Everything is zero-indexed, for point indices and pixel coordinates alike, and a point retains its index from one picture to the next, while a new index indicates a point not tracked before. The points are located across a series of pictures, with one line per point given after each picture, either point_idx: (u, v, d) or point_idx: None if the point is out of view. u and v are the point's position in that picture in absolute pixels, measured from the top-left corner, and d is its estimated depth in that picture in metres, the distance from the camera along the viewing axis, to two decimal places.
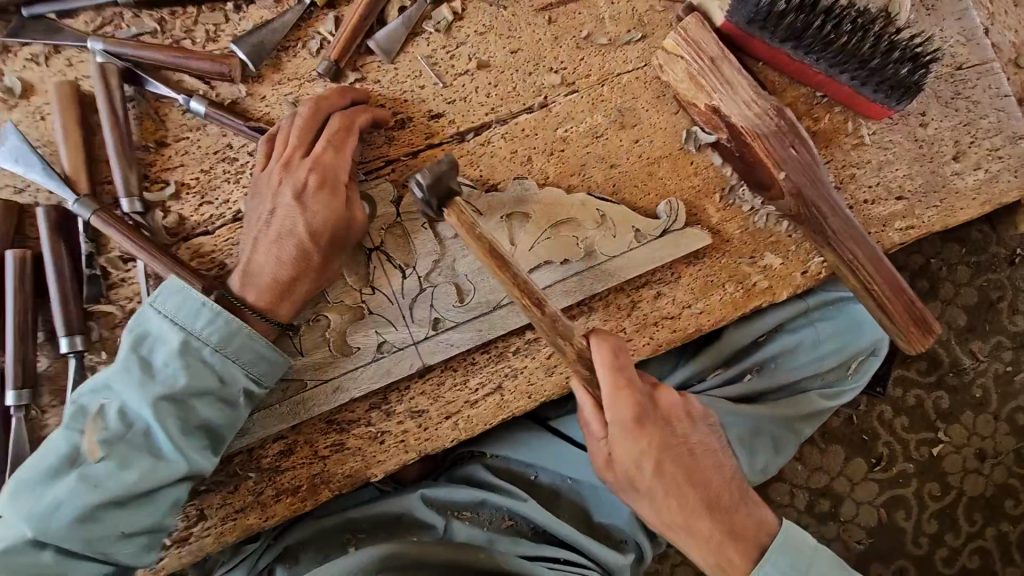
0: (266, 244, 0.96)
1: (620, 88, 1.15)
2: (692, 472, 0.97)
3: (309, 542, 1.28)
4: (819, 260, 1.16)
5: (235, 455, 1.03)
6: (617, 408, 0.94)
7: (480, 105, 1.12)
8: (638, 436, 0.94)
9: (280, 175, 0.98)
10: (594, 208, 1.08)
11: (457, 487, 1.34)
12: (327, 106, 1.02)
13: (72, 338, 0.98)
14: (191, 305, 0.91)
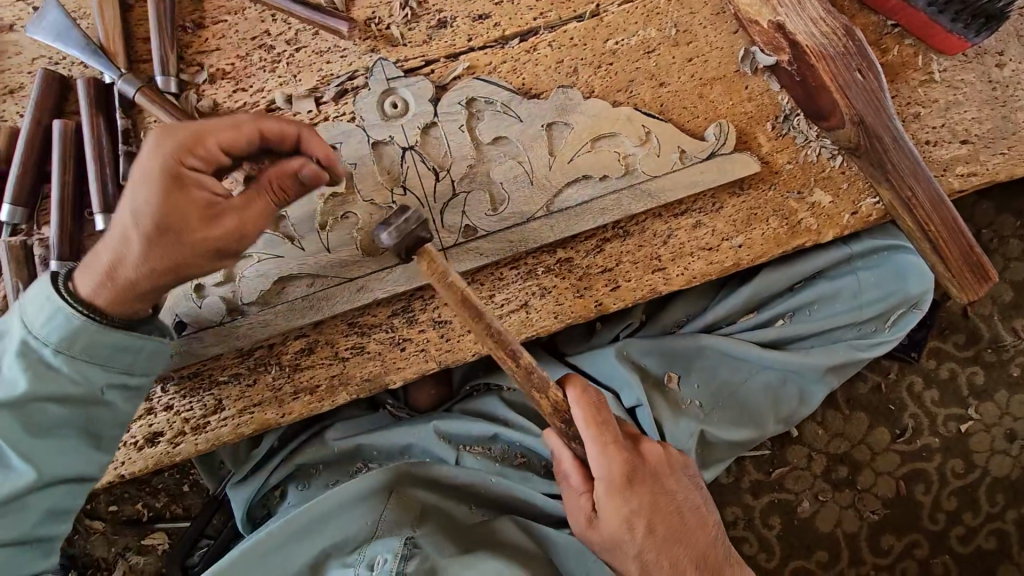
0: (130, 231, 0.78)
1: (676, 1, 1.08)
2: (682, 531, 0.85)
3: (321, 462, 1.27)
4: (874, 202, 1.09)
5: (256, 349, 1.02)
6: (605, 466, 0.81)
7: (527, 9, 1.07)
8: (625, 505, 0.81)
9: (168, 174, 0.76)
10: (640, 124, 1.03)
11: (471, 420, 1.27)
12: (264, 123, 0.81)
13: (107, 217, 0.96)
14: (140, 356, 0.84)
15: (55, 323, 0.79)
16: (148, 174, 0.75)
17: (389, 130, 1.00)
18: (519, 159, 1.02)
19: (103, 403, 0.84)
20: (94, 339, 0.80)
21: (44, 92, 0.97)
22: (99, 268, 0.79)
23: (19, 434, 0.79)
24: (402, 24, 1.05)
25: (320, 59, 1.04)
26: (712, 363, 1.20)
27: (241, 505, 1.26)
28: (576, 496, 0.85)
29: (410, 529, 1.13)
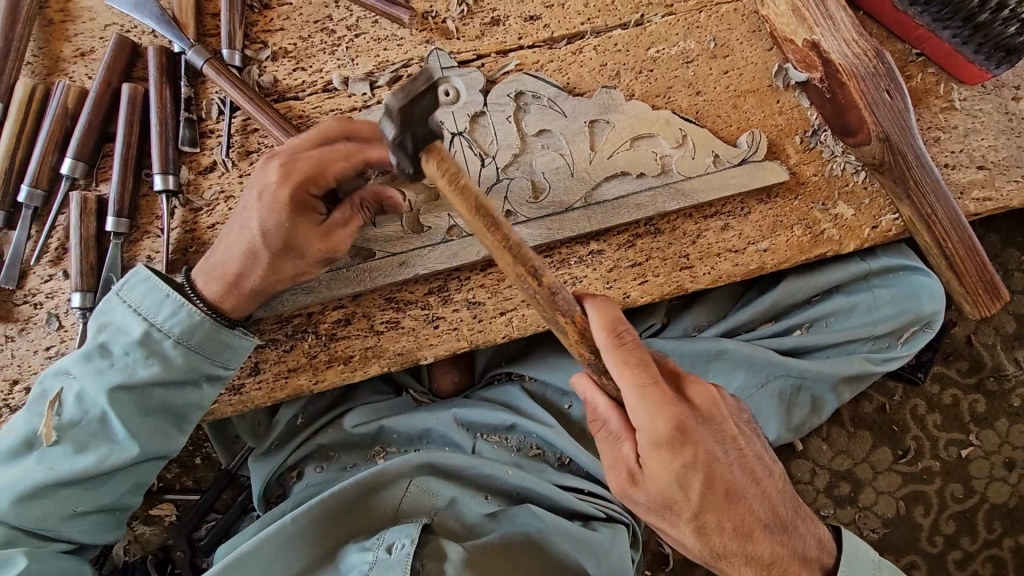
0: (229, 241, 0.95)
1: (716, 17, 1.15)
2: (739, 489, 0.87)
3: (340, 445, 1.25)
4: (894, 217, 1.14)
5: (296, 316, 1.05)
6: (647, 418, 0.81)
7: (576, 13, 1.13)
8: (667, 459, 0.82)
9: (259, 186, 0.92)
10: (677, 128, 1.08)
11: (490, 408, 1.25)
12: (338, 127, 0.95)
13: (165, 177, 1.01)
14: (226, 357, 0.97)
15: (178, 319, 0.94)
16: (266, 193, 0.91)
17: (440, 116, 1.05)
18: (561, 152, 1.06)
19: (195, 387, 0.97)
20: (208, 334, 0.95)
21: (116, 56, 1.02)
22: (211, 274, 0.96)
23: (133, 412, 0.93)
24: (457, 20, 1.11)
25: (377, 46, 1.09)
26: (730, 368, 1.23)
27: (258, 483, 1.24)
28: (621, 442, 0.87)
29: (428, 518, 1.15)
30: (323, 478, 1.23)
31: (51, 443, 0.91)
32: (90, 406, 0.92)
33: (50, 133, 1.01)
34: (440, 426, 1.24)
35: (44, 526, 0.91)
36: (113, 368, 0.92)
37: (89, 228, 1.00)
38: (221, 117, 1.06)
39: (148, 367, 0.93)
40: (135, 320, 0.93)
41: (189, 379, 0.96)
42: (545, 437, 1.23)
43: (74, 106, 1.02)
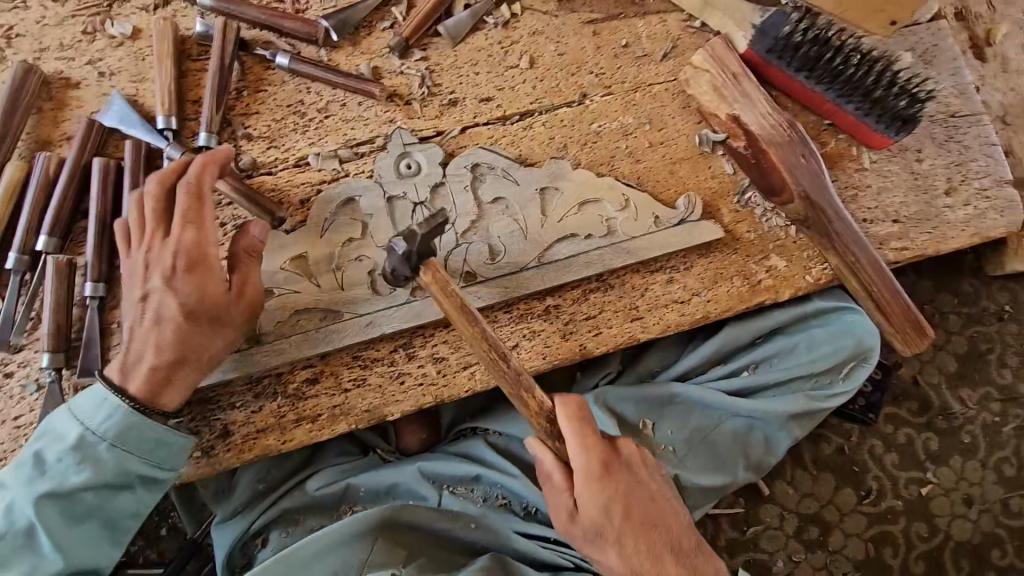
0: (144, 332, 0.98)
1: (650, 96, 1.29)
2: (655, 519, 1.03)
3: (305, 507, 1.24)
4: (823, 267, 1.26)
5: (264, 378, 1.09)
6: (583, 458, 0.98)
7: (525, 94, 1.26)
8: (601, 492, 0.98)
9: (146, 262, 0.99)
10: (620, 192, 1.19)
11: (455, 460, 1.28)
12: (169, 179, 1.02)
13: (95, 285, 1.06)
14: (162, 448, 0.99)
15: (111, 421, 0.97)
16: (185, 266, 0.98)
17: (403, 187, 1.15)
18: (515, 218, 1.16)
19: (123, 495, 1.00)
20: (137, 434, 0.98)
21: (87, 137, 1.10)
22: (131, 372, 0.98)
23: (59, 518, 0.96)
24: (419, 102, 1.23)
25: (345, 126, 1.20)
26: (685, 411, 1.30)
27: (222, 552, 1.21)
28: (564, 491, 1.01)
29: (399, 568, 1.12)
30: (289, 544, 1.21)
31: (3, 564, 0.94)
32: (17, 517, 0.95)
33: (33, 207, 1.07)
34: (406, 481, 1.26)
35: None
36: (44, 476, 0.95)
37: (62, 291, 1.04)
38: None
39: (80, 472, 0.96)
40: (68, 462, 0.96)
41: (114, 489, 0.99)
42: (509, 486, 1.26)
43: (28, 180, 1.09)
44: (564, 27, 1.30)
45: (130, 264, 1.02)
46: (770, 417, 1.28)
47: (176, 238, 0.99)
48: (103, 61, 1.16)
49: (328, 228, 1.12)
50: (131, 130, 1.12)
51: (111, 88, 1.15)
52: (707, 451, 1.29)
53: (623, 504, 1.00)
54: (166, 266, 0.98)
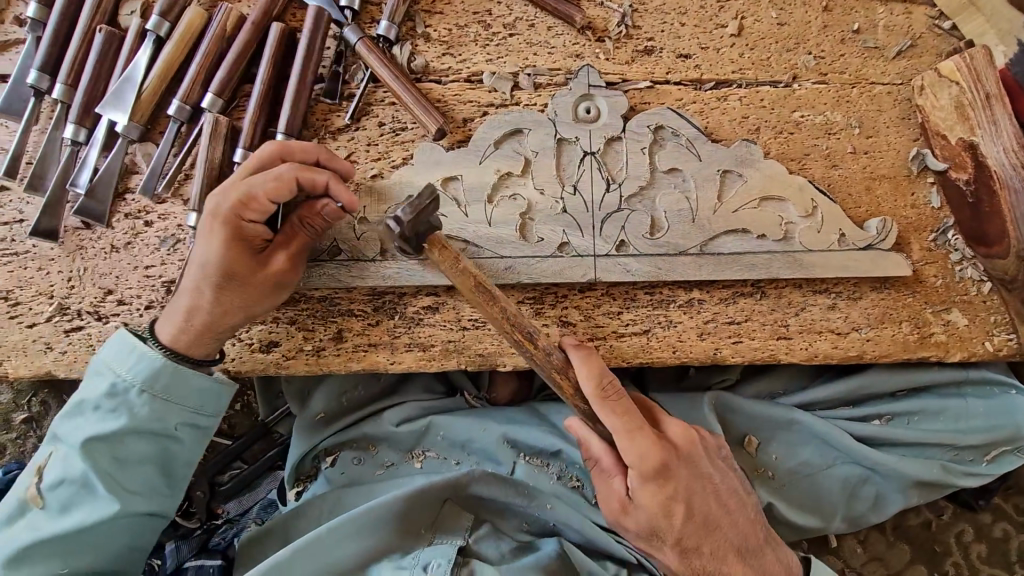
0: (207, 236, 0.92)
1: (869, 96, 1.12)
2: (716, 518, 0.97)
3: (380, 439, 1.22)
4: (1008, 337, 1.10)
5: (389, 293, 1.05)
6: (636, 455, 0.90)
7: (729, 61, 1.12)
8: (653, 492, 0.91)
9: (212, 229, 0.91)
10: (810, 197, 1.06)
11: (539, 429, 1.19)
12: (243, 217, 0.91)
13: (246, 153, 1.02)
14: (122, 349, 0.95)
15: (141, 368, 0.94)
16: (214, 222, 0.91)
17: (577, 131, 1.05)
18: (687, 196, 1.05)
19: (187, 433, 0.98)
20: (171, 379, 0.95)
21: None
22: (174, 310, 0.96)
23: (108, 460, 0.94)
24: (612, 41, 1.11)
25: (528, 49, 1.09)
26: (799, 442, 1.19)
27: (294, 455, 1.23)
28: (611, 478, 0.95)
29: (466, 537, 1.12)
30: (362, 469, 1.21)
31: (38, 506, 0.94)
32: (70, 466, 0.93)
33: (203, 57, 1.02)
34: (486, 440, 1.20)
35: (113, 467, 0.94)
36: (93, 419, 0.94)
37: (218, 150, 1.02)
38: (361, 85, 1.07)
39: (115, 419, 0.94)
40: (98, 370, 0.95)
41: (214, 393, 0.98)
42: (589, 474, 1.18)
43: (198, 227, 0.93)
44: None
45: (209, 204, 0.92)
46: (894, 476, 1.16)
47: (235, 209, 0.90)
48: None
49: (488, 157, 1.04)
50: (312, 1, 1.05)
51: None
52: (813, 488, 1.19)
53: (672, 499, 0.92)
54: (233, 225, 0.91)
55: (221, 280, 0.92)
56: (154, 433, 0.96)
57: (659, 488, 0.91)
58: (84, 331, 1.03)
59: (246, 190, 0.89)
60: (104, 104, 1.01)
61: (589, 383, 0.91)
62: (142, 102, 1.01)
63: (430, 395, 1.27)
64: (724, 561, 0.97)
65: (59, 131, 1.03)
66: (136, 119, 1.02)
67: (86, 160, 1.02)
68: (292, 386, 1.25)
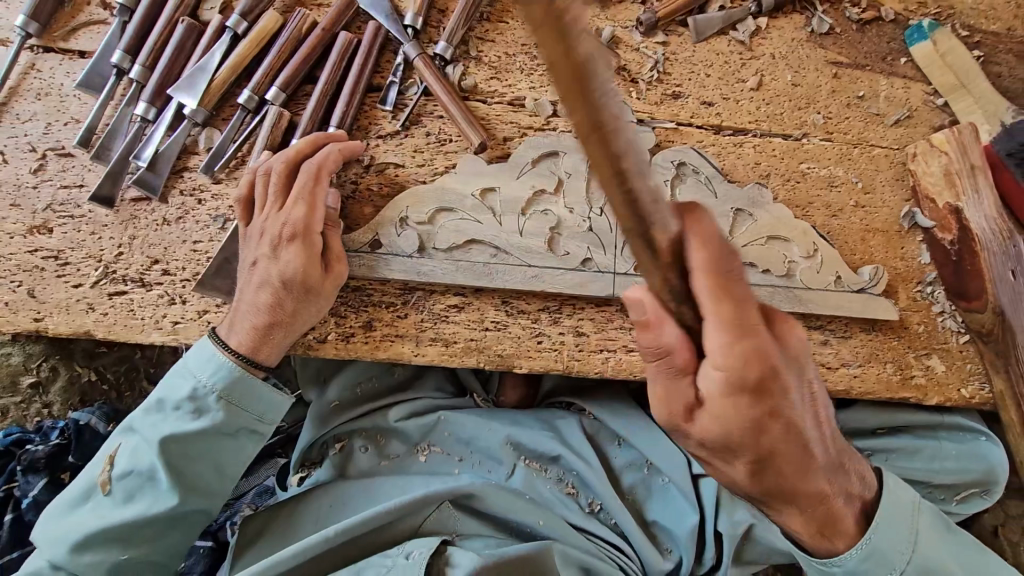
0: (270, 255, 1.01)
1: (868, 156, 1.25)
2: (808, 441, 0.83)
3: (389, 431, 1.28)
4: (980, 387, 1.20)
5: (417, 290, 1.12)
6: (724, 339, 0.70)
7: (747, 112, 1.24)
8: (742, 403, 0.75)
9: (270, 245, 1.01)
10: (812, 241, 1.16)
11: (542, 433, 1.25)
12: (296, 216, 1.00)
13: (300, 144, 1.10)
14: (203, 354, 1.02)
15: (220, 375, 1.01)
16: (289, 226, 1.00)
17: None
18: None
19: (247, 437, 1.05)
20: (246, 387, 1.03)
21: (341, 9, 1.15)
22: (233, 327, 1.03)
23: (177, 458, 1.00)
24: (644, 83, 1.22)
25: None
26: None
27: (304, 439, 1.28)
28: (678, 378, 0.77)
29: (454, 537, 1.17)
30: (368, 456, 1.26)
31: (105, 493, 1.01)
32: (141, 459, 1.00)
33: (275, 58, 1.12)
34: (490, 440, 1.25)
35: (185, 465, 1.01)
36: (169, 420, 1.01)
37: (275, 140, 1.10)
38: (414, 97, 1.16)
39: (192, 420, 1.01)
40: (182, 374, 1.03)
41: (276, 401, 1.06)
42: (585, 479, 1.23)
43: (276, 237, 1.01)
44: (806, 60, 1.26)
45: (268, 220, 1.02)
46: None
47: (296, 212, 1.01)
48: None
49: (525, 173, 1.13)
50: (377, 16, 1.15)
51: None
52: None
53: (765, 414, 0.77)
54: (278, 234, 1.01)
55: (297, 288, 1.00)
56: (224, 438, 1.03)
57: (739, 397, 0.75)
58: (127, 296, 1.08)
59: (317, 192, 1.02)
60: (175, 88, 1.08)
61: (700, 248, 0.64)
62: (212, 90, 1.09)
63: (441, 394, 1.33)
64: (805, 478, 0.86)
65: (130, 108, 1.11)
66: (203, 104, 1.09)
67: (151, 136, 1.09)
68: (311, 370, 1.31)
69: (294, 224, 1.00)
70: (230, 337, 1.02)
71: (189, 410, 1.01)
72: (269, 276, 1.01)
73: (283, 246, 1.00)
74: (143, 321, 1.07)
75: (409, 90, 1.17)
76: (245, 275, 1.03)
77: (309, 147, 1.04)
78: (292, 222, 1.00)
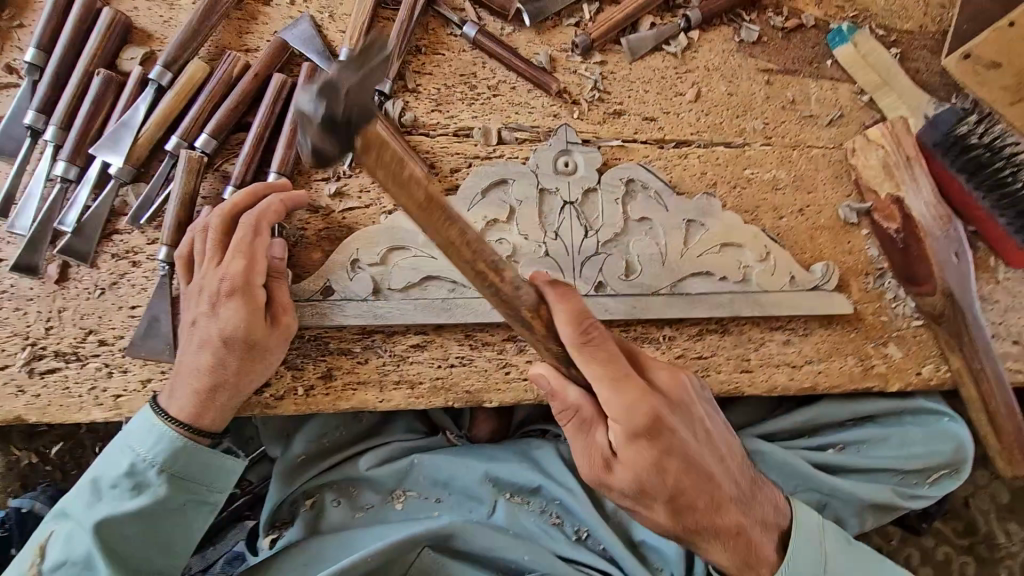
0: (209, 314, 0.96)
1: (807, 157, 1.29)
2: (709, 473, 0.92)
3: (360, 481, 1.22)
4: (938, 369, 1.23)
5: (375, 333, 1.08)
6: (610, 394, 0.83)
7: (688, 124, 1.26)
8: (643, 447, 0.85)
9: (208, 304, 0.96)
10: (763, 244, 1.18)
11: (519, 464, 1.23)
12: (234, 272, 0.96)
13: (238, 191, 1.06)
14: (142, 425, 0.95)
15: (160, 447, 0.95)
16: (227, 284, 0.95)
17: (557, 182, 1.14)
18: (657, 241, 1.15)
19: (195, 511, 0.98)
20: (190, 458, 0.96)
21: (273, 51, 1.12)
22: (173, 393, 0.96)
23: (117, 541, 0.93)
24: (586, 103, 1.23)
25: (510, 108, 1.20)
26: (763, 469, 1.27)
27: (270, 501, 1.20)
28: (594, 429, 0.87)
29: None
30: (340, 511, 1.20)
31: None
32: (75, 545, 0.92)
33: (204, 105, 1.07)
34: (467, 478, 1.21)
35: (125, 549, 0.94)
36: (107, 499, 0.94)
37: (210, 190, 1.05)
38: None
39: (132, 498, 0.94)
40: (119, 448, 0.96)
41: (225, 470, 1.00)
42: (567, 506, 1.21)
43: (213, 294, 0.96)
44: (738, 69, 1.30)
45: (204, 277, 0.97)
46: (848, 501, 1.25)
47: (233, 268, 0.96)
48: None
49: (475, 204, 1.12)
50: (309, 55, 1.13)
51: (304, 12, 1.15)
52: None
53: (663, 454, 0.86)
54: (215, 292, 0.96)
55: (239, 347, 0.95)
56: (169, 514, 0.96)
57: (642, 445, 0.85)
58: (61, 373, 1.00)
59: (254, 247, 0.97)
60: (98, 147, 1.03)
61: (568, 328, 0.81)
62: (137, 148, 1.04)
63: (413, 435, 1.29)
64: (716, 511, 0.94)
65: (51, 172, 1.05)
66: (130, 162, 1.04)
67: (76, 199, 1.03)
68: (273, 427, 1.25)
69: (231, 279, 0.95)
70: (170, 403, 0.96)
71: (128, 487, 0.94)
72: (208, 334, 0.96)
73: (222, 303, 0.96)
74: (82, 398, 1.00)
75: None
76: (184, 335, 0.98)
77: (244, 199, 1.00)
78: (230, 279, 0.95)
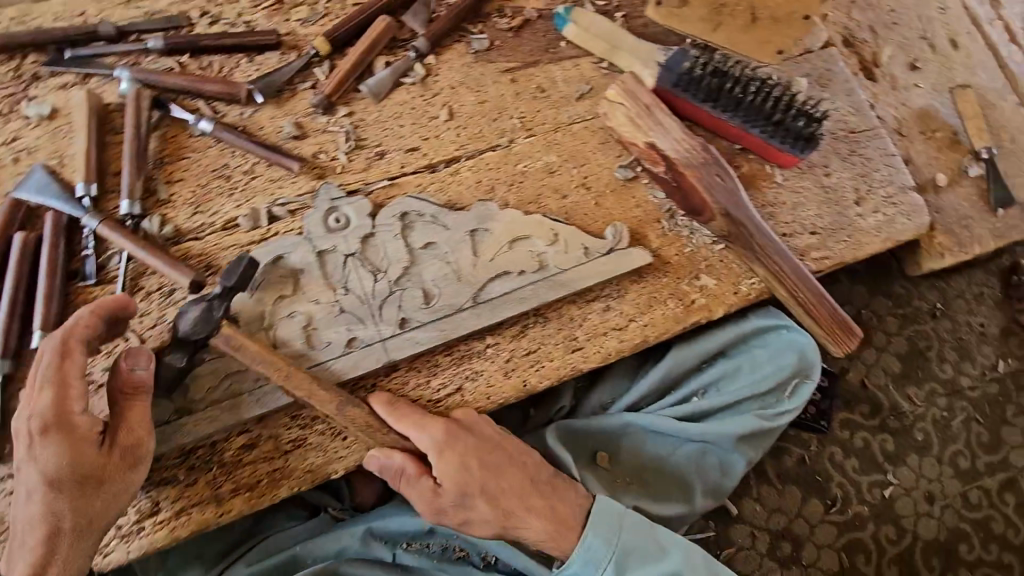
0: (32, 457, 0.91)
1: (570, 134, 1.35)
2: (507, 461, 1.09)
3: None
4: (752, 282, 1.30)
5: (198, 449, 1.05)
6: (417, 432, 1.05)
7: (450, 142, 1.31)
8: (450, 460, 1.04)
9: (28, 448, 0.91)
10: (549, 228, 1.23)
11: (406, 513, 1.21)
12: (49, 405, 0.91)
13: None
14: None
15: None
16: (43, 420, 0.91)
17: (332, 241, 1.15)
18: (448, 261, 1.18)
19: None
20: None
21: (11, 212, 1.11)
22: (14, 555, 0.91)
23: None
24: (345, 156, 1.25)
25: (273, 186, 1.21)
26: (639, 440, 1.32)
27: None
28: (416, 476, 1.05)
29: None
30: None
31: None
32: None
33: None
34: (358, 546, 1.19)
35: None
36: None
37: None
38: (119, 265, 1.11)
39: None
40: None
41: None
42: (468, 539, 1.21)
43: (29, 436, 0.91)
44: (482, 78, 1.36)
45: (20, 421, 0.93)
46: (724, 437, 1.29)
47: (47, 402, 0.92)
48: (20, 142, 1.17)
49: (257, 289, 1.11)
50: (48, 203, 1.11)
51: (36, 163, 1.15)
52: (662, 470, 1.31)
53: (466, 453, 1.05)
54: (32, 431, 0.91)
55: (69, 485, 0.91)
56: None
57: (445, 455, 1.04)
58: None
59: (63, 374, 0.93)
60: None
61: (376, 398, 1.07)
62: None
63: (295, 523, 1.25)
64: (526, 492, 1.08)
65: None
66: None
67: None
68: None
69: (45, 414, 0.91)
70: (13, 565, 0.91)
71: None
72: (32, 481, 0.91)
73: (39, 443, 0.90)
74: None
75: (110, 257, 1.12)
76: (15, 492, 0.92)
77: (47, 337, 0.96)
78: (47, 412, 0.91)
